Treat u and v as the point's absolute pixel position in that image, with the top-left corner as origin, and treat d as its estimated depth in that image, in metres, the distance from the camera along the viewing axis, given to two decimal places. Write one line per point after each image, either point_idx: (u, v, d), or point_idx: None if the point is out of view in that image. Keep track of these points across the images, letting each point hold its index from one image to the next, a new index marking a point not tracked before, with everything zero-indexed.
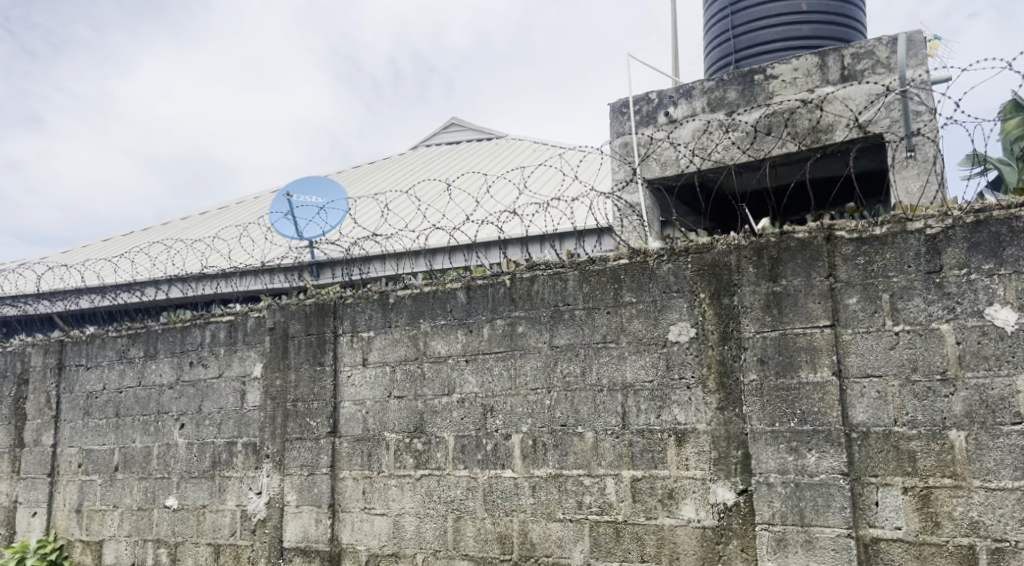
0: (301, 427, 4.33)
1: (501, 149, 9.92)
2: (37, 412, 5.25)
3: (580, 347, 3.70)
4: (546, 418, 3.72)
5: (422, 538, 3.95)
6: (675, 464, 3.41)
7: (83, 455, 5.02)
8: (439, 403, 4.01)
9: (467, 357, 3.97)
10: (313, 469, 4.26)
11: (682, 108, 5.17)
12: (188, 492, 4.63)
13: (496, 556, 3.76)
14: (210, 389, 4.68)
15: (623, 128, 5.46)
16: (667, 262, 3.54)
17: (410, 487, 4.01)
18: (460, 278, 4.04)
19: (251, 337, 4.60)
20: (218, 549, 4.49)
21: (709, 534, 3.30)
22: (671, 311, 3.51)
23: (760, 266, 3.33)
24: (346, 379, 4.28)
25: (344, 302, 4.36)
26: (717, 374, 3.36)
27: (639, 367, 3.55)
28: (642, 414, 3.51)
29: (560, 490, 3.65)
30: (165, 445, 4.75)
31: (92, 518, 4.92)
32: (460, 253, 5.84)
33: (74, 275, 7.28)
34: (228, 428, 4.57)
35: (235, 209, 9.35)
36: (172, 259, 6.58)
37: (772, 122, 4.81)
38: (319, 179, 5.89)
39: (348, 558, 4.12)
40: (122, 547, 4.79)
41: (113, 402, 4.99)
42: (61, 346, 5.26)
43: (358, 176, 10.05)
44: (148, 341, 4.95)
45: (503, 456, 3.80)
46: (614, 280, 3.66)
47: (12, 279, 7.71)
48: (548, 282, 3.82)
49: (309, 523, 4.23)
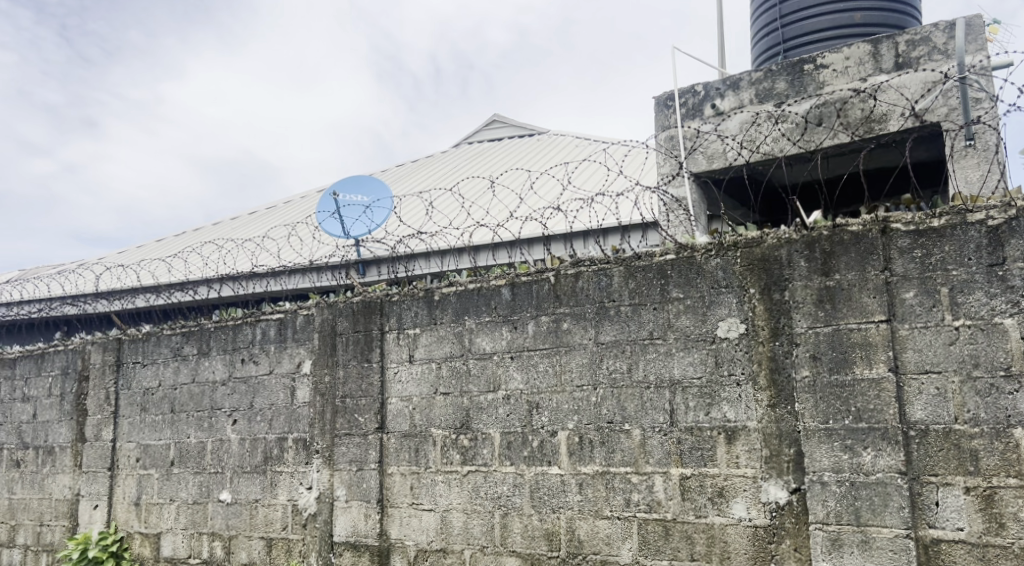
0: (350, 423, 4.38)
1: (543, 145, 9.91)
2: (97, 408, 5.41)
3: (626, 344, 3.67)
4: (593, 415, 3.70)
5: (470, 534, 3.96)
6: (725, 462, 3.36)
7: (140, 450, 5.16)
8: (485, 399, 4.02)
9: (512, 353, 3.97)
10: (362, 464, 4.31)
11: (729, 100, 5.08)
12: (241, 487, 4.72)
13: (544, 553, 3.75)
14: (261, 385, 4.76)
15: (668, 122, 5.39)
16: (715, 257, 3.48)
17: (456, 483, 4.03)
18: (504, 275, 4.04)
19: (301, 334, 4.67)
20: (270, 542, 4.57)
21: (761, 534, 3.24)
22: (720, 306, 3.45)
23: (813, 260, 3.25)
24: (393, 375, 4.31)
25: (390, 300, 4.40)
26: (768, 370, 3.30)
27: (687, 363, 3.50)
28: (691, 412, 3.46)
29: (607, 488, 3.62)
30: (218, 441, 4.86)
31: (150, 511, 5.06)
32: (504, 249, 5.84)
33: (130, 275, 7.49)
34: (278, 425, 4.65)
35: (282, 210, 9.50)
36: (224, 259, 6.72)
37: (824, 112, 4.70)
38: (364, 177, 5.96)
39: (397, 553, 4.15)
40: (179, 539, 4.92)
41: (168, 398, 5.12)
42: (119, 345, 5.41)
43: (401, 174, 10.14)
44: (201, 338, 5.06)
45: (550, 452, 3.79)
46: (661, 276, 3.61)
47: (72, 279, 7.96)
48: (593, 278, 3.80)
49: (358, 518, 4.28)
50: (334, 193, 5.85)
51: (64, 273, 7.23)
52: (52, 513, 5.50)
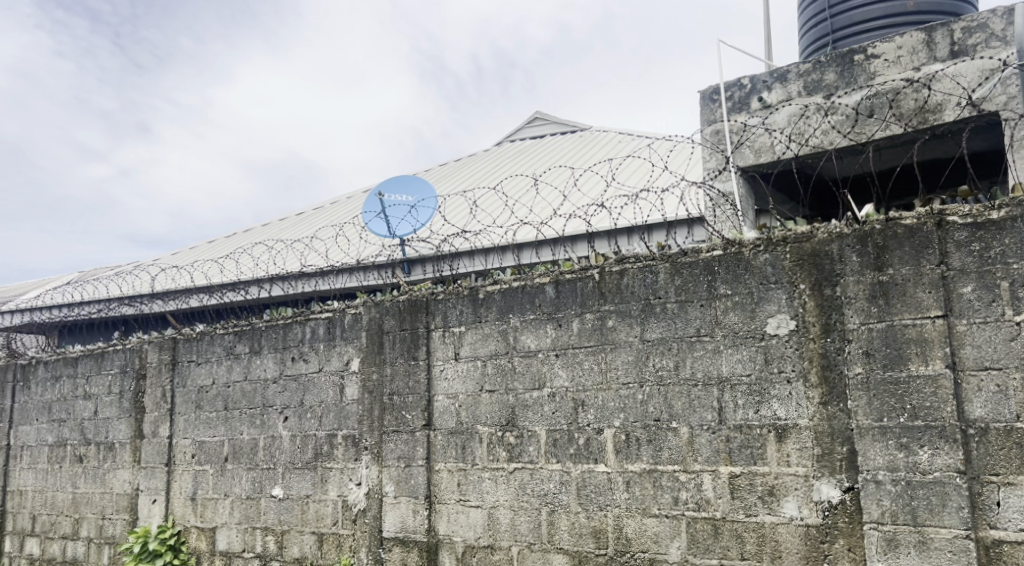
0: (398, 420, 4.43)
1: (586, 141, 9.89)
2: (154, 405, 5.57)
3: (673, 341, 3.64)
4: (639, 413, 3.69)
5: (517, 531, 3.98)
6: (776, 461, 3.31)
7: (196, 447, 5.30)
8: (531, 396, 4.03)
9: (557, 351, 3.97)
10: (409, 460, 4.35)
11: (777, 93, 5.00)
12: (292, 482, 4.82)
13: (591, 550, 3.75)
14: (311, 383, 4.84)
15: (714, 116, 5.32)
16: (764, 252, 3.44)
17: (503, 480, 4.05)
18: (549, 273, 4.05)
19: (349, 332, 4.74)
20: (321, 537, 4.65)
21: (813, 533, 3.20)
22: (769, 303, 3.40)
23: (865, 255, 3.18)
24: (439, 372, 4.35)
25: (436, 298, 4.44)
26: (820, 367, 3.24)
27: (735, 361, 3.46)
28: (740, 410, 3.43)
29: (655, 485, 3.60)
30: (270, 437, 4.96)
31: (205, 506, 5.18)
32: (548, 246, 5.84)
33: (184, 275, 7.69)
34: (328, 421, 4.73)
35: (328, 210, 9.64)
36: (273, 260, 6.86)
37: (874, 103, 4.59)
38: (409, 178, 6.02)
39: (445, 549, 4.19)
40: (234, 533, 5.03)
41: (222, 396, 5.24)
42: (175, 344, 5.56)
43: (444, 173, 10.22)
44: (253, 337, 5.17)
45: (596, 451, 3.79)
46: (708, 272, 3.58)
47: (129, 281, 8.21)
48: (639, 275, 3.77)
49: (407, 514, 4.32)
50: (380, 193, 5.93)
51: (121, 274, 7.47)
52: (113, 506, 5.68)
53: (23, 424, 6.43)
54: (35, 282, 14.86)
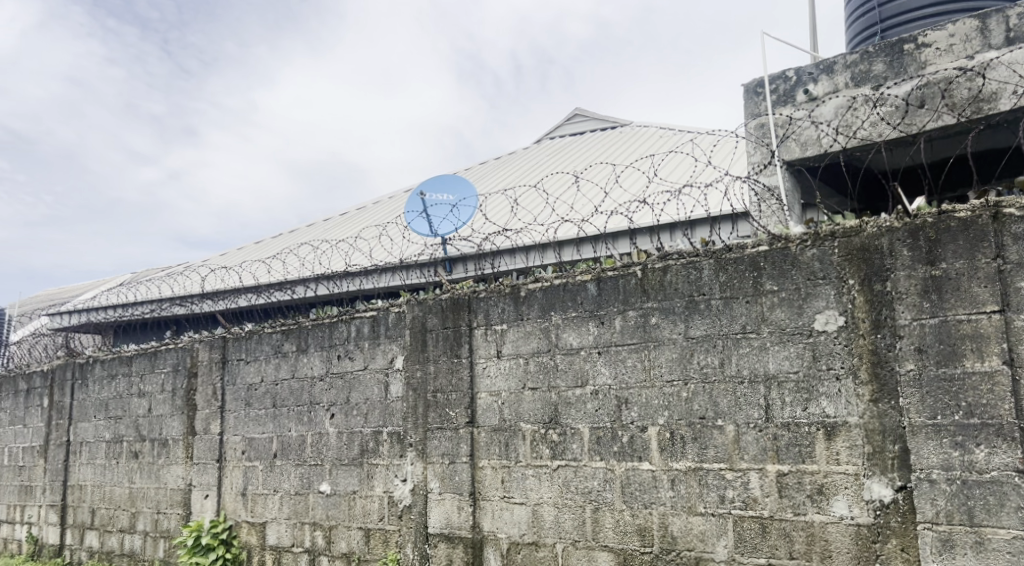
0: (441, 417, 4.47)
1: (627, 137, 9.84)
2: (205, 403, 5.70)
3: (718, 338, 3.60)
4: (684, 411, 3.66)
5: (562, 528, 3.98)
6: (825, 459, 3.26)
7: (246, 443, 5.41)
8: (573, 394, 4.02)
9: (600, 348, 3.96)
10: (454, 457, 4.39)
11: (823, 84, 4.91)
12: (339, 478, 4.89)
13: (636, 548, 3.73)
14: (357, 380, 4.91)
15: (758, 110, 5.24)
16: (811, 247, 3.38)
17: (547, 477, 4.06)
18: (590, 270, 4.04)
19: (393, 330, 4.79)
20: (368, 533, 4.72)
21: (864, 532, 3.14)
22: (817, 299, 3.35)
23: (917, 249, 3.11)
24: (482, 370, 4.38)
25: (478, 296, 4.46)
26: (870, 364, 3.18)
27: (783, 358, 3.41)
28: (787, 407, 3.38)
29: (700, 484, 3.57)
30: (318, 434, 5.04)
31: (255, 501, 5.30)
32: (590, 243, 5.81)
33: (231, 276, 7.86)
34: (374, 418, 4.79)
35: (371, 210, 9.75)
36: (319, 259, 6.97)
37: (925, 93, 4.50)
38: (449, 176, 6.05)
39: (490, 545, 4.21)
40: (283, 528, 5.13)
41: (270, 394, 5.35)
42: (224, 343, 5.69)
43: (484, 171, 10.26)
44: (300, 336, 5.26)
45: (640, 448, 3.77)
46: (754, 268, 3.54)
47: (179, 282, 8.42)
48: (682, 271, 3.74)
49: (452, 511, 4.36)
50: (422, 192, 5.98)
51: (173, 275, 7.67)
52: (167, 501, 5.83)
53: (81, 421, 6.64)
54: (93, 282, 15.31)
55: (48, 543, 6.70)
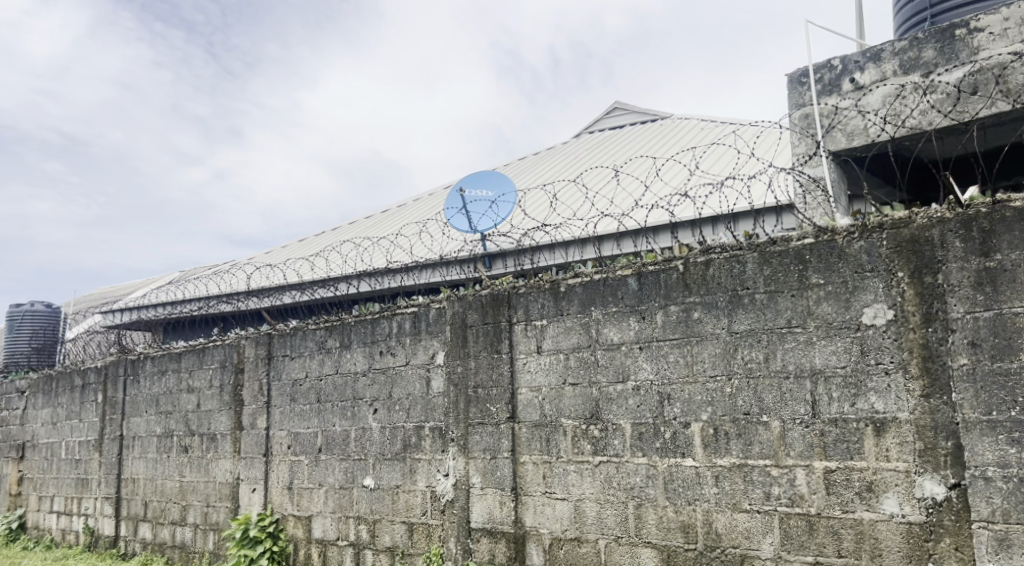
0: (483, 413, 4.49)
1: (668, 130, 9.74)
2: (252, 398, 5.82)
3: (763, 333, 3.55)
4: (728, 407, 3.62)
5: (604, 524, 3.96)
6: (874, 456, 3.19)
7: (291, 438, 5.51)
8: (614, 390, 4.01)
9: (641, 344, 3.94)
10: (495, 452, 4.40)
11: (870, 73, 4.80)
12: (383, 473, 4.95)
13: (680, 545, 3.69)
14: (399, 375, 4.96)
15: (802, 100, 5.14)
16: (858, 240, 3.31)
17: (589, 473, 4.04)
18: (631, 265, 4.01)
19: (434, 326, 4.82)
20: (411, 527, 4.76)
21: (916, 531, 3.07)
22: (865, 292, 3.28)
23: (970, 240, 3.03)
24: (522, 366, 4.38)
25: (517, 292, 4.47)
26: (920, 358, 3.11)
27: (829, 352, 3.35)
28: (835, 403, 3.32)
29: (745, 480, 3.53)
30: (361, 429, 5.11)
31: (301, 495, 5.38)
32: (630, 237, 5.76)
33: (276, 274, 8.00)
34: (416, 413, 4.83)
35: (410, 208, 9.82)
36: (360, 257, 7.04)
37: (978, 79, 4.38)
38: (489, 172, 6.06)
39: (532, 540, 4.21)
40: (328, 522, 5.20)
41: (314, 389, 5.43)
42: (270, 339, 5.79)
43: (523, 167, 10.26)
44: (343, 332, 5.33)
45: (683, 444, 3.74)
46: (799, 261, 3.47)
47: (225, 280, 8.59)
48: (725, 265, 3.69)
49: (494, 506, 4.37)
50: (461, 189, 6.01)
51: (219, 273, 7.84)
52: (216, 494, 5.96)
53: (134, 416, 6.82)
54: (145, 281, 15.69)
55: (104, 534, 6.91)
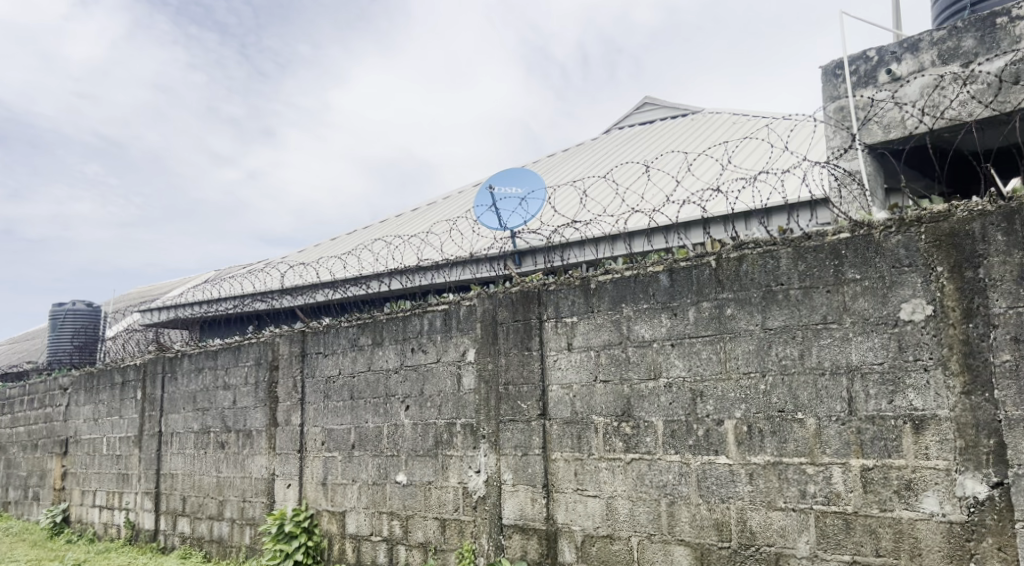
0: (513, 409, 4.50)
1: (699, 124, 9.65)
2: (287, 395, 5.89)
3: (797, 329, 3.50)
4: (762, 404, 3.58)
5: (637, 521, 3.94)
6: (913, 454, 3.13)
7: (325, 434, 5.57)
8: (646, 387, 3.99)
9: (673, 341, 3.91)
10: (527, 449, 4.41)
11: (908, 63, 4.71)
12: (415, 469, 4.98)
13: (714, 543, 3.66)
14: (430, 373, 4.99)
15: (837, 92, 5.06)
16: (895, 234, 3.26)
17: (621, 470, 4.03)
18: (662, 261, 3.98)
19: (465, 323, 4.84)
20: (444, 523, 4.78)
21: (957, 530, 3.02)
22: (902, 287, 3.22)
23: (1012, 233, 2.97)
24: (553, 362, 4.38)
25: (548, 289, 4.46)
26: (961, 354, 3.05)
27: (867, 348, 3.30)
28: (872, 400, 3.26)
29: (780, 478, 3.49)
30: (393, 425, 5.15)
31: (335, 491, 5.45)
32: (661, 234, 5.73)
33: (309, 272, 8.10)
34: (447, 410, 4.86)
35: (440, 206, 9.86)
36: (391, 255, 7.10)
37: (1020, 69, 4.27)
38: (518, 170, 6.06)
39: (564, 537, 4.21)
40: (362, 517, 5.25)
41: (347, 386, 5.48)
42: (304, 337, 5.87)
43: (552, 164, 10.25)
44: (375, 330, 5.38)
45: (716, 442, 3.71)
46: (835, 256, 3.42)
47: (259, 279, 8.71)
48: (759, 261, 3.65)
49: (525, 502, 4.38)
50: (490, 186, 6.02)
51: (253, 272, 7.96)
52: (252, 490, 6.05)
53: (172, 412, 6.96)
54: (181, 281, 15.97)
55: (144, 528, 7.05)
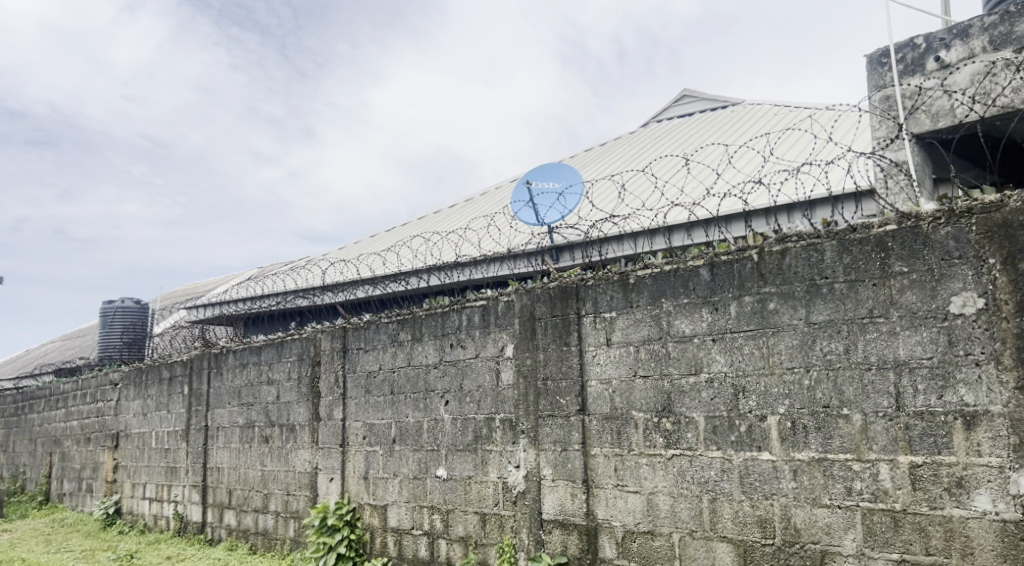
0: (552, 405, 4.50)
1: (739, 116, 9.53)
2: (329, 390, 5.98)
3: (842, 324, 3.44)
4: (806, 399, 3.52)
5: (678, 517, 3.91)
6: (964, 451, 3.06)
7: (367, 429, 5.64)
8: (687, 382, 3.95)
9: (714, 336, 3.87)
10: (566, 445, 4.41)
11: (958, 50, 4.60)
12: (455, 464, 5.01)
13: (757, 540, 3.62)
14: (469, 368, 5.01)
15: (883, 81, 4.95)
16: (945, 226, 3.18)
17: (662, 466, 4.01)
18: (703, 255, 3.95)
19: (503, 319, 4.85)
20: (484, 517, 4.81)
21: (1011, 529, 2.95)
22: (952, 280, 3.15)
23: None
24: (592, 358, 4.37)
25: (586, 284, 4.45)
26: (1014, 349, 2.98)
27: (915, 343, 3.23)
28: (920, 396, 3.19)
29: (825, 475, 3.43)
30: (433, 420, 5.19)
31: (377, 485, 5.51)
32: (701, 228, 5.66)
33: (349, 269, 8.19)
34: (486, 405, 4.88)
35: (477, 202, 9.89)
36: (430, 251, 7.15)
37: None
38: (556, 165, 6.05)
39: (604, 533, 4.20)
40: (403, 511, 5.31)
41: (388, 381, 5.54)
42: (345, 332, 5.94)
43: (590, 159, 10.20)
44: (415, 326, 5.42)
45: (759, 438, 3.66)
46: (881, 249, 3.35)
47: (300, 276, 8.84)
48: (802, 254, 3.59)
49: (565, 497, 4.38)
50: (528, 182, 6.02)
51: (294, 269, 8.09)
52: (296, 483, 6.15)
53: (217, 407, 7.11)
54: (224, 278, 16.28)
55: (192, 520, 7.22)
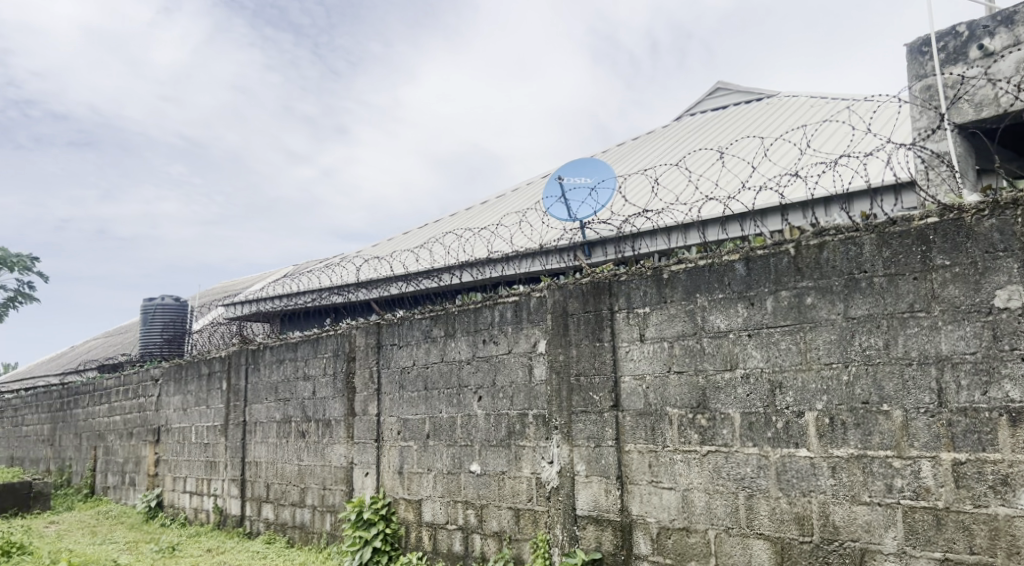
0: (586, 401, 4.49)
1: (774, 108, 9.39)
2: (363, 385, 6.04)
3: (882, 318, 3.38)
4: (845, 395, 3.47)
5: (713, 514, 3.88)
6: (1009, 447, 3.00)
7: (401, 424, 5.68)
8: (722, 378, 3.91)
9: (749, 331, 3.83)
10: (599, 441, 4.40)
11: (1002, 37, 4.49)
12: (489, 459, 5.03)
13: (794, 537, 3.57)
14: (502, 363, 5.02)
15: (923, 71, 4.85)
16: (989, 217, 3.11)
17: (697, 462, 3.98)
18: (738, 250, 3.90)
19: (536, 314, 4.85)
20: (518, 512, 4.82)
21: None
22: (997, 273, 3.09)
23: None
24: (625, 354, 4.35)
25: (619, 280, 4.43)
26: None
27: (958, 338, 3.16)
28: (964, 392, 3.13)
29: (864, 472, 3.38)
30: (467, 416, 5.21)
31: (411, 480, 5.55)
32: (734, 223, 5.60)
33: (382, 265, 8.26)
34: (520, 401, 4.89)
35: (508, 199, 9.89)
36: (462, 247, 7.17)
37: None
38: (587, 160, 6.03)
39: (639, 529, 4.18)
40: (437, 506, 5.34)
41: (422, 377, 5.58)
42: (379, 329, 5.99)
43: (622, 154, 10.14)
44: (448, 322, 5.45)
45: (796, 434, 3.61)
46: (922, 242, 3.29)
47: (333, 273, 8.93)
48: (841, 248, 3.53)
49: (599, 493, 4.37)
50: (559, 177, 6.01)
51: (328, 266, 8.18)
52: (332, 478, 6.22)
53: (254, 403, 7.22)
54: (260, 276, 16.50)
55: (231, 514, 7.35)
